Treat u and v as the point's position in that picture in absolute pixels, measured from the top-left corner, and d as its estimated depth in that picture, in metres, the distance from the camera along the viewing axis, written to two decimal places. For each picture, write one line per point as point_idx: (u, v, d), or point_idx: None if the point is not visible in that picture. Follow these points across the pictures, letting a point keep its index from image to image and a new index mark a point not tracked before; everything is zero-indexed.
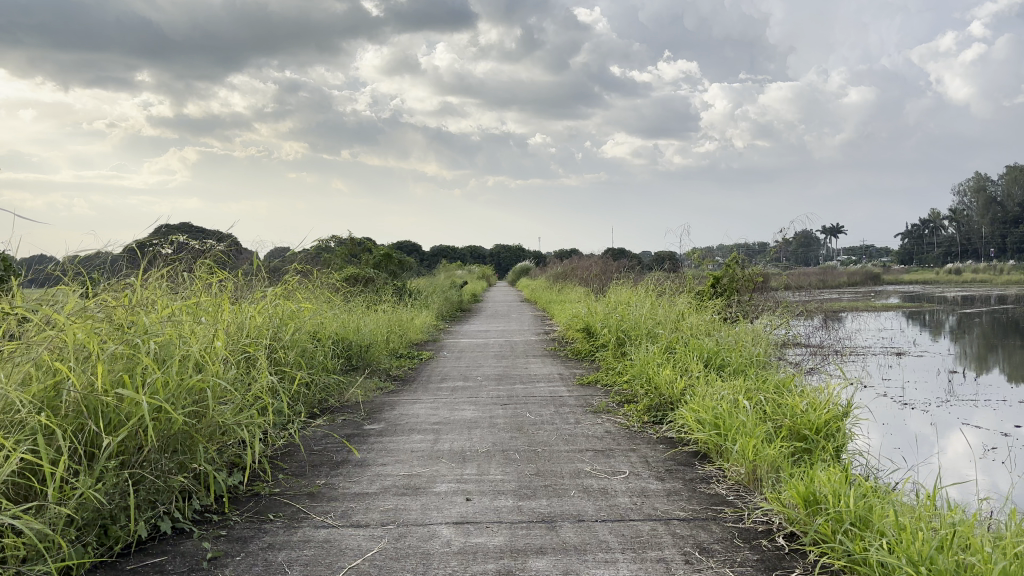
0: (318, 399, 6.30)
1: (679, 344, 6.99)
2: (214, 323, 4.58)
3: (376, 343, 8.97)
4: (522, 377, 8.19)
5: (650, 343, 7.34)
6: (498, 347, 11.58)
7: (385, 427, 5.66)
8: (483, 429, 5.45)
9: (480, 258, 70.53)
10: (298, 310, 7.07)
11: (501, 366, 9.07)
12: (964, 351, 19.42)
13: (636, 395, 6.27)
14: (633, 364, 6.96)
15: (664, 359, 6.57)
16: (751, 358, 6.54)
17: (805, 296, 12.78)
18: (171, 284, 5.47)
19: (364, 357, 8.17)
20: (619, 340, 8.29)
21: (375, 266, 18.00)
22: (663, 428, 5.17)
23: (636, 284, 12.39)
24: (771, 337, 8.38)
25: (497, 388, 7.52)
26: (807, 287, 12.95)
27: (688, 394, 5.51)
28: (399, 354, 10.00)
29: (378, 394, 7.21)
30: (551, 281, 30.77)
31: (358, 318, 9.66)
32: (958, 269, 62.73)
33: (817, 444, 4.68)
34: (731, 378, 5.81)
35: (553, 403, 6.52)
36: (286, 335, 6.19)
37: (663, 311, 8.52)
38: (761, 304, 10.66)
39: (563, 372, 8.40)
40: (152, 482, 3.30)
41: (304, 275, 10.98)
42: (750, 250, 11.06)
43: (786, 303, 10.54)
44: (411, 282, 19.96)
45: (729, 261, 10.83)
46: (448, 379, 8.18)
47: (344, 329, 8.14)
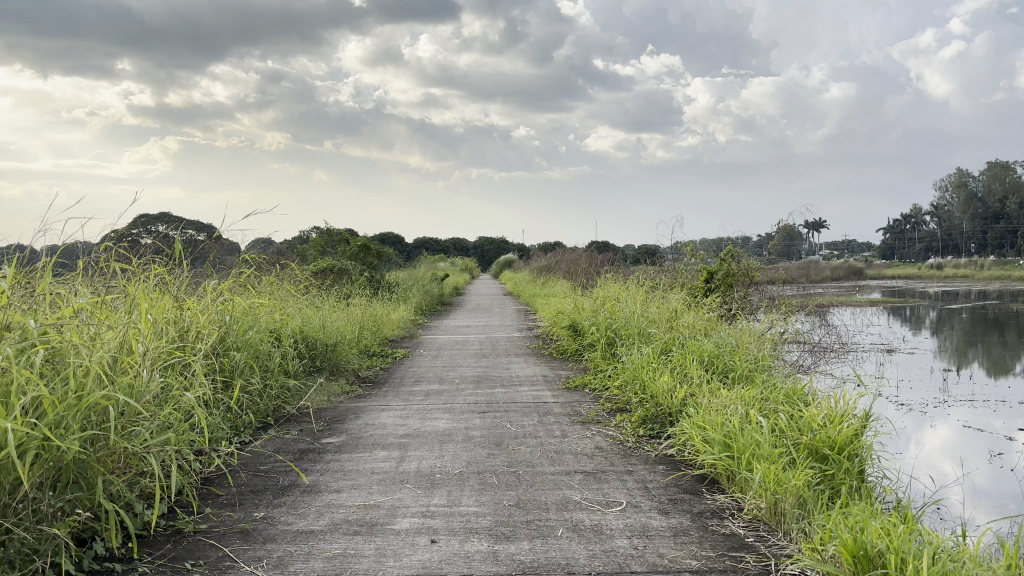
0: (270, 407, 5.61)
1: (676, 345, 6.35)
2: (133, 326, 3.88)
3: (345, 342, 8.28)
4: (502, 380, 7.51)
5: (643, 344, 6.69)
6: (478, 345, 10.91)
7: (345, 442, 4.97)
8: (456, 445, 4.77)
9: (463, 251, 69.77)
10: (252, 307, 6.37)
11: (480, 367, 8.40)
12: (947, 346, 18.96)
13: (629, 403, 5.61)
14: (624, 368, 6.31)
15: (660, 364, 5.93)
16: (757, 363, 5.91)
17: (799, 292, 12.21)
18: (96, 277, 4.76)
19: (330, 357, 7.48)
20: (608, 340, 7.64)
21: (351, 257, 17.24)
22: (663, 445, 4.52)
23: (623, 278, 11.76)
24: (772, 337, 7.77)
25: (475, 392, 6.85)
26: (799, 283, 12.40)
27: (689, 405, 4.87)
28: (371, 352, 9.31)
29: (343, 400, 6.52)
30: (534, 274, 30.13)
31: (326, 314, 8.96)
32: (942, 264, 62.65)
33: (840, 467, 4.05)
34: (737, 386, 5.17)
35: (536, 412, 5.85)
36: (233, 336, 5.49)
37: (656, 308, 7.89)
38: (756, 302, 10.06)
39: (547, 374, 7.74)
40: (29, 529, 2.60)
41: (270, 268, 10.25)
42: (745, 245, 10.47)
43: (782, 299, 9.93)
44: (390, 274, 19.23)
45: (723, 256, 10.23)
46: (422, 381, 7.50)
47: (308, 326, 7.44)
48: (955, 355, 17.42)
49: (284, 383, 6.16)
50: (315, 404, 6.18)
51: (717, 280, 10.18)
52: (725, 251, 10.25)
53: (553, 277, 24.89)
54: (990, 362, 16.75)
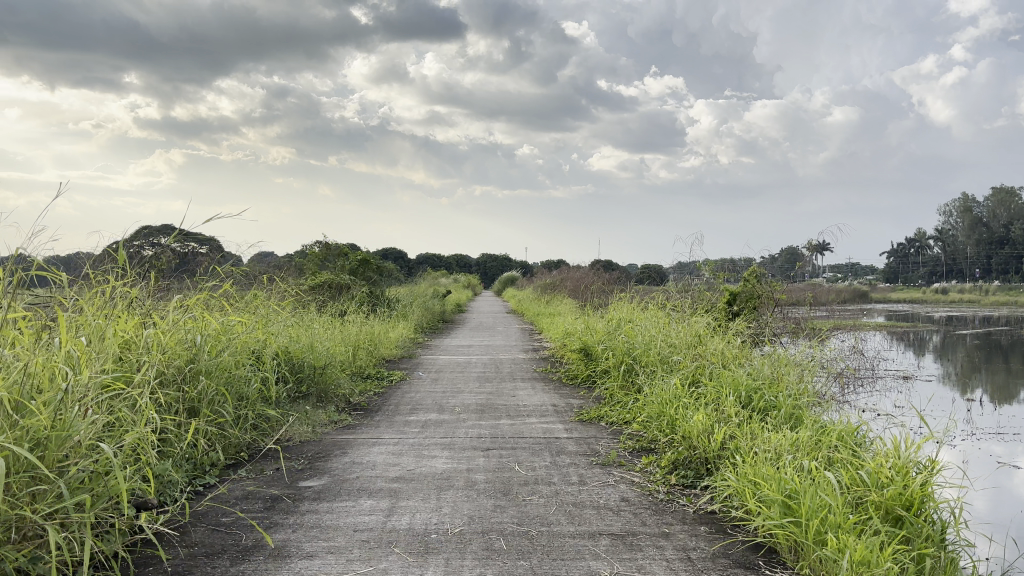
0: (245, 439, 4.92)
1: (705, 376, 5.65)
2: (52, 354, 3.22)
3: (336, 364, 7.57)
4: (508, 409, 6.78)
5: (668, 373, 5.99)
6: (481, 367, 10.19)
7: (326, 486, 4.24)
8: (456, 494, 4.04)
9: (465, 268, 69.12)
10: (229, 325, 5.70)
11: (484, 394, 7.68)
12: (959, 372, 18.20)
13: (656, 444, 4.90)
14: (647, 401, 5.60)
15: (690, 398, 5.22)
16: (798, 398, 5.20)
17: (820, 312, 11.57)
18: (34, 297, 4.10)
19: (317, 381, 6.77)
20: (624, 366, 6.93)
21: (351, 272, 16.57)
22: (702, 502, 3.79)
23: (638, 299, 11.06)
24: (808, 365, 7.04)
25: (478, 424, 6.13)
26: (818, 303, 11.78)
27: (732, 451, 4.16)
28: (366, 375, 8.58)
29: (329, 430, 5.81)
30: (537, 293, 29.45)
31: (318, 333, 8.26)
32: (946, 288, 61.98)
33: (921, 534, 3.32)
34: (784, 427, 4.46)
35: (547, 450, 5.13)
36: (202, 359, 4.80)
37: (678, 333, 7.19)
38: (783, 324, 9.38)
39: (557, 404, 7.02)
40: None
41: (261, 282, 9.57)
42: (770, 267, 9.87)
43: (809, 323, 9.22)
44: (391, 290, 18.57)
45: (748, 277, 9.61)
46: (420, 409, 6.79)
47: (295, 346, 6.75)
48: (962, 380, 16.78)
49: (261, 410, 5.46)
50: (297, 437, 5.47)
51: (742, 301, 9.53)
52: (749, 272, 9.64)
53: (557, 297, 24.22)
54: (1005, 388, 16.09)
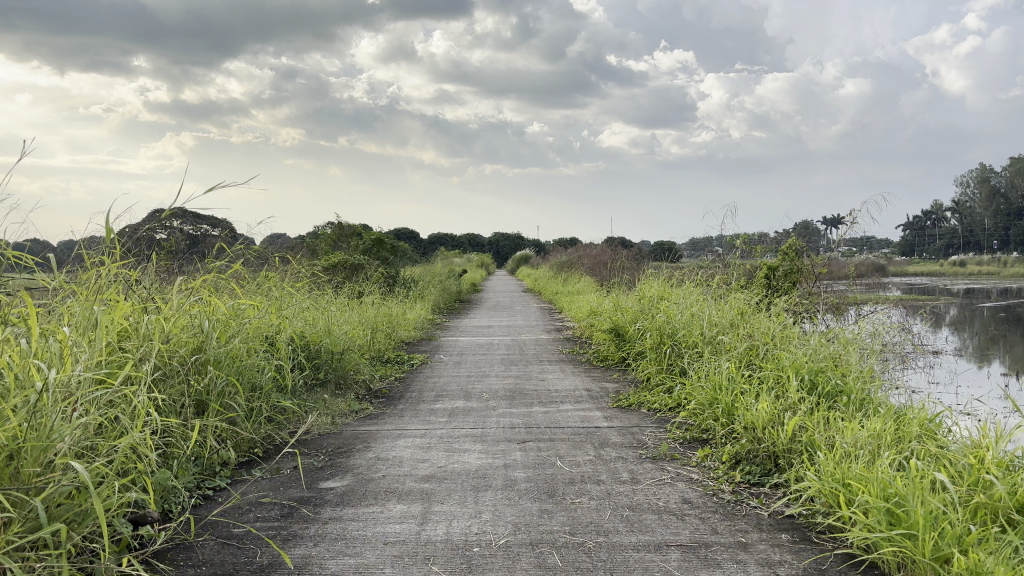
0: (259, 434, 4.50)
1: (759, 359, 5.17)
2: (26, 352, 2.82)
3: (355, 349, 7.15)
4: (539, 395, 6.32)
5: (716, 356, 5.53)
6: (504, 349, 9.74)
7: (350, 488, 3.81)
8: (496, 497, 3.59)
9: (478, 247, 68.62)
10: (238, 308, 5.29)
11: (511, 378, 7.23)
12: (989, 344, 17.61)
13: (713, 436, 4.44)
14: (696, 386, 5.13)
15: (745, 383, 4.75)
16: (864, 382, 4.73)
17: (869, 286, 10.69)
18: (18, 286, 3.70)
19: (336, 367, 6.34)
20: (662, 348, 6.46)
21: (365, 251, 16.14)
22: (780, 504, 3.33)
23: (667, 275, 10.55)
24: (862, 340, 6.52)
25: (510, 412, 5.68)
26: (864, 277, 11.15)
27: (806, 445, 3.70)
28: (385, 359, 8.15)
29: (350, 421, 5.38)
30: (553, 271, 28.94)
31: (335, 316, 7.83)
32: (964, 260, 61.07)
33: None
34: (860, 417, 3.99)
35: (589, 442, 4.67)
36: (210, 348, 4.39)
37: (719, 311, 6.72)
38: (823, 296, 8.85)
39: (591, 389, 6.56)
40: None
41: (273, 263, 9.14)
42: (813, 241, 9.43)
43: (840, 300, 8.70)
44: (406, 270, 18.13)
45: (786, 252, 9.26)
46: (445, 396, 6.35)
47: (311, 329, 6.32)
48: (991, 352, 16.26)
49: (275, 401, 5.04)
50: (316, 429, 5.04)
51: (780, 276, 9.19)
52: (787, 246, 9.27)
53: (573, 274, 23.75)
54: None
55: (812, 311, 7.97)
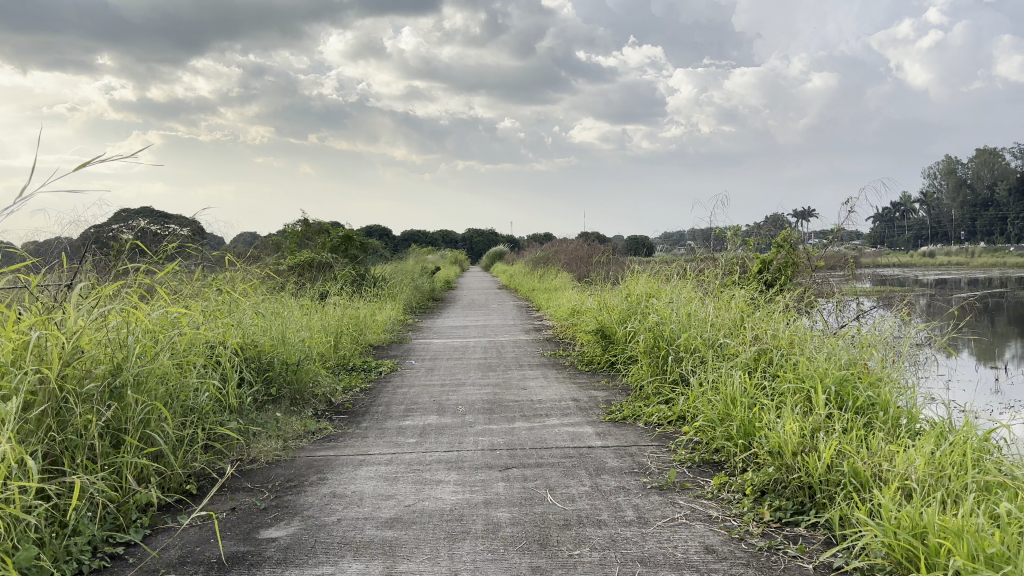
0: (191, 467, 3.80)
1: (773, 367, 4.53)
2: None
3: (314, 359, 6.41)
4: (521, 407, 5.63)
5: (722, 363, 4.89)
6: (481, 353, 9.04)
7: (296, 540, 3.10)
8: (476, 550, 2.90)
9: (451, 243, 67.76)
10: (166, 319, 4.57)
11: (489, 387, 6.53)
12: (976, 334, 17.18)
13: (728, 462, 3.79)
14: (703, 400, 4.49)
15: (761, 396, 4.11)
16: (897, 391, 4.10)
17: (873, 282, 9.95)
18: None
19: (290, 380, 5.60)
20: (656, 352, 5.82)
21: (333, 249, 15.37)
22: (827, 556, 2.69)
23: (653, 272, 9.90)
24: (878, 335, 5.88)
25: (489, 429, 4.99)
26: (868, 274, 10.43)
27: (850, 477, 3.06)
28: (350, 368, 7.42)
29: (306, 445, 4.67)
30: (528, 266, 28.23)
31: (293, 322, 7.07)
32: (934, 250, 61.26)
33: None
34: (906, 439, 3.36)
35: (583, 468, 4.00)
36: (125, 369, 3.69)
37: (718, 310, 6.08)
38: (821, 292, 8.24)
39: (579, 399, 5.88)
40: None
41: (227, 264, 8.36)
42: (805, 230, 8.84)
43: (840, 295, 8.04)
44: (377, 268, 17.36)
45: (779, 242, 8.57)
46: (416, 410, 5.64)
47: (261, 337, 5.59)
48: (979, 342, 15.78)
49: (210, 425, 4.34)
50: (263, 457, 4.34)
51: (773, 270, 8.60)
52: (781, 235, 8.58)
53: (550, 270, 23.08)
54: (1005, 347, 15.57)
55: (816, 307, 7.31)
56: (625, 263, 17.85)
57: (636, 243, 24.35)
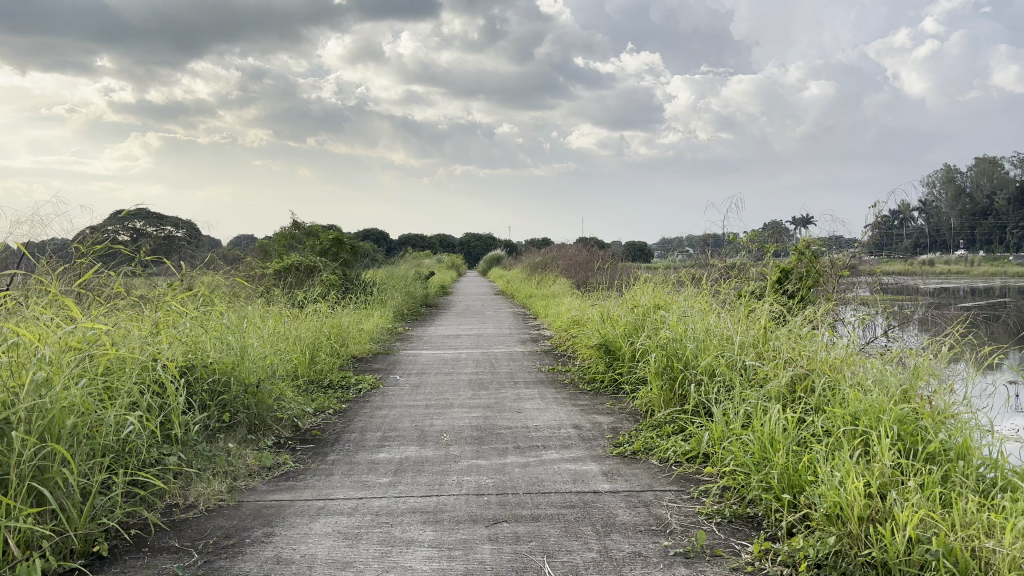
0: (102, 524, 3.07)
1: (818, 400, 3.78)
2: None
3: (282, 378, 5.67)
4: (515, 437, 4.88)
5: (751, 391, 4.16)
6: (473, 367, 8.29)
7: None
8: None
9: (448, 248, 66.91)
10: (93, 337, 3.85)
11: (479, 410, 5.79)
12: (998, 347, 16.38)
13: (771, 521, 3.06)
14: (733, 440, 3.75)
15: (807, 439, 3.37)
16: (973, 431, 3.36)
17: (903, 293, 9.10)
18: None
19: (248, 403, 4.87)
20: (670, 373, 5.10)
21: (322, 253, 14.60)
22: None
23: (660, 281, 9.15)
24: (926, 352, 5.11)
25: (476, 466, 4.25)
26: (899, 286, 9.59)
27: (942, 558, 2.33)
28: (326, 386, 6.67)
29: (259, 486, 3.94)
30: (526, 272, 27.43)
31: (261, 334, 6.33)
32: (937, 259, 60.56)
33: None
34: (1003, 500, 2.64)
35: (588, 524, 3.26)
36: (14, 403, 2.96)
37: (739, 326, 5.35)
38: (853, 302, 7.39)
39: (581, 428, 5.14)
40: None
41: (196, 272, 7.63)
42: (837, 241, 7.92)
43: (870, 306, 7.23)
44: (369, 274, 16.60)
45: (798, 250, 7.77)
46: (394, 439, 4.90)
47: (216, 354, 4.87)
48: None
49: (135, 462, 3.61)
50: (203, 503, 3.61)
51: (794, 280, 7.75)
52: (800, 243, 7.78)
53: (549, 276, 22.30)
54: None
55: (844, 321, 6.54)
56: (629, 271, 17.06)
57: (638, 250, 23.58)
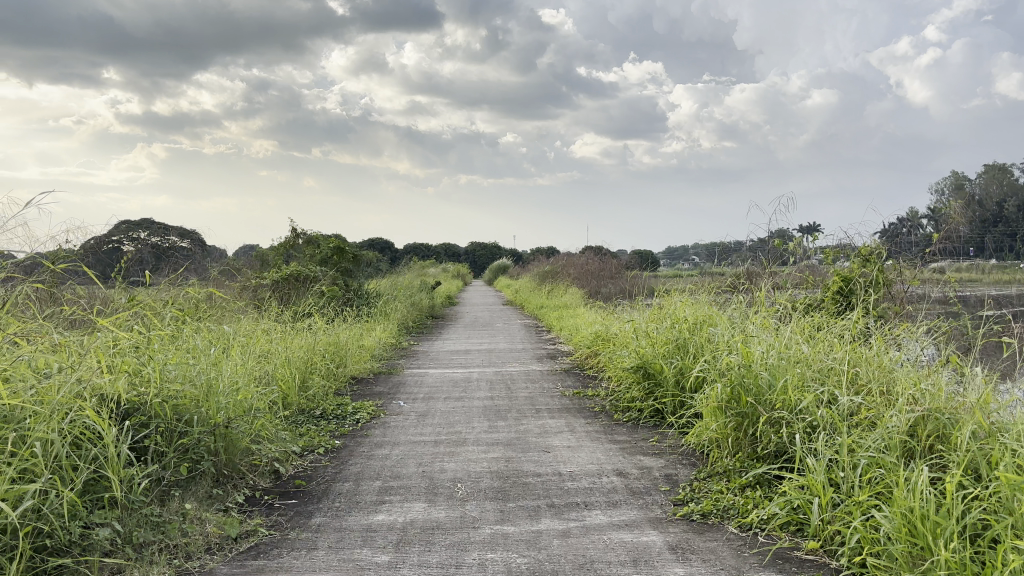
0: None
1: (968, 459, 2.82)
2: None
3: (263, 410, 4.72)
4: (547, 490, 3.90)
5: (864, 440, 3.21)
6: (487, 389, 7.30)
7: None
8: None
9: (454, 256, 66.00)
10: None
11: (499, 450, 4.80)
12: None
13: None
14: (857, 515, 2.79)
15: (976, 521, 2.42)
16: None
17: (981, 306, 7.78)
18: None
19: (216, 448, 3.91)
20: (738, 407, 4.17)
21: (322, 262, 13.63)
22: None
23: (697, 291, 8.13)
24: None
25: (501, 537, 3.26)
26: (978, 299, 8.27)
27: None
28: (317, 418, 5.70)
29: (217, 568, 2.96)
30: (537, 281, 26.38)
31: (241, 357, 5.36)
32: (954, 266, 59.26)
33: None
34: None
35: None
36: None
37: (818, 350, 4.43)
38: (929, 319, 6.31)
39: (627, 476, 4.15)
40: None
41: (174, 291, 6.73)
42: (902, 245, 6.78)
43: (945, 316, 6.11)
44: (373, 284, 15.62)
45: (862, 256, 6.73)
46: (397, 493, 3.92)
47: (176, 386, 3.93)
48: None
49: (24, 550, 2.65)
50: None
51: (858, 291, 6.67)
52: (863, 249, 6.77)
53: (561, 285, 21.24)
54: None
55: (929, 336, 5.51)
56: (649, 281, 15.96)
57: (650, 259, 22.55)
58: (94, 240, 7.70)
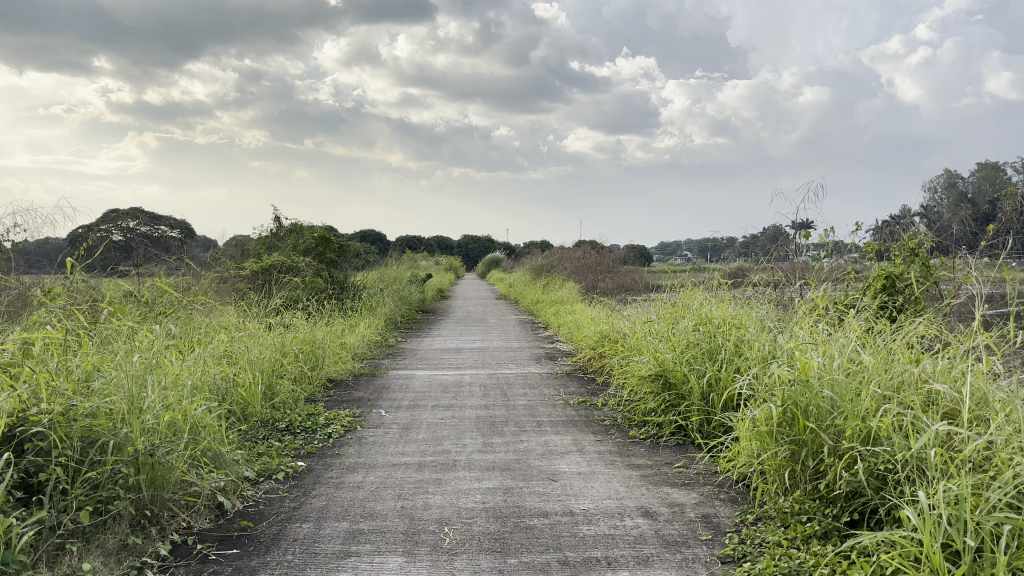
0: None
1: None
2: None
3: (211, 428, 3.89)
4: (558, 540, 3.06)
5: (989, 493, 2.40)
6: (481, 397, 6.44)
7: None
8: None
9: (446, 249, 65.03)
10: None
11: (494, 478, 3.96)
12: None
13: None
14: None
15: None
16: None
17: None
18: None
19: (136, 481, 3.07)
20: (793, 432, 3.36)
21: (305, 252, 12.72)
22: None
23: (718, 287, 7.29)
24: None
25: None
26: None
27: None
28: (282, 433, 4.84)
29: None
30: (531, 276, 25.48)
31: (190, 361, 4.51)
32: None
33: None
34: None
35: None
36: None
37: (888, 362, 3.61)
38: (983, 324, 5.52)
39: (656, 518, 3.32)
40: None
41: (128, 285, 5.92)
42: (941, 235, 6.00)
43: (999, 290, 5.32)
44: (359, 277, 14.72)
45: (909, 250, 5.91)
46: (368, 540, 3.09)
47: (85, 404, 3.10)
48: None
49: None
50: None
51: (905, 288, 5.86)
52: (910, 242, 5.94)
53: (557, 279, 20.35)
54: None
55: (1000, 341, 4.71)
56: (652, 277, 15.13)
57: (647, 255, 21.72)
58: (83, 228, 6.95)
